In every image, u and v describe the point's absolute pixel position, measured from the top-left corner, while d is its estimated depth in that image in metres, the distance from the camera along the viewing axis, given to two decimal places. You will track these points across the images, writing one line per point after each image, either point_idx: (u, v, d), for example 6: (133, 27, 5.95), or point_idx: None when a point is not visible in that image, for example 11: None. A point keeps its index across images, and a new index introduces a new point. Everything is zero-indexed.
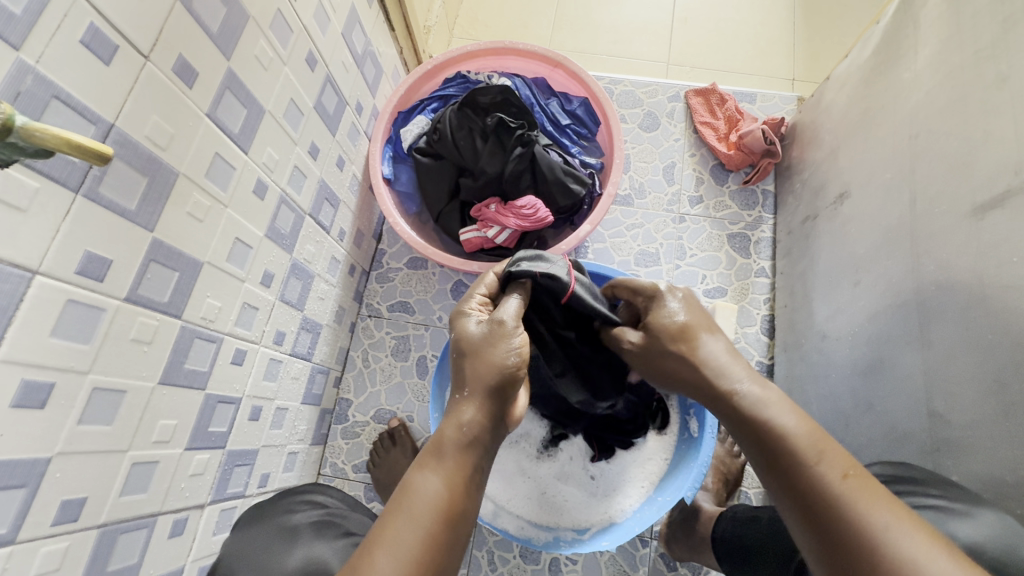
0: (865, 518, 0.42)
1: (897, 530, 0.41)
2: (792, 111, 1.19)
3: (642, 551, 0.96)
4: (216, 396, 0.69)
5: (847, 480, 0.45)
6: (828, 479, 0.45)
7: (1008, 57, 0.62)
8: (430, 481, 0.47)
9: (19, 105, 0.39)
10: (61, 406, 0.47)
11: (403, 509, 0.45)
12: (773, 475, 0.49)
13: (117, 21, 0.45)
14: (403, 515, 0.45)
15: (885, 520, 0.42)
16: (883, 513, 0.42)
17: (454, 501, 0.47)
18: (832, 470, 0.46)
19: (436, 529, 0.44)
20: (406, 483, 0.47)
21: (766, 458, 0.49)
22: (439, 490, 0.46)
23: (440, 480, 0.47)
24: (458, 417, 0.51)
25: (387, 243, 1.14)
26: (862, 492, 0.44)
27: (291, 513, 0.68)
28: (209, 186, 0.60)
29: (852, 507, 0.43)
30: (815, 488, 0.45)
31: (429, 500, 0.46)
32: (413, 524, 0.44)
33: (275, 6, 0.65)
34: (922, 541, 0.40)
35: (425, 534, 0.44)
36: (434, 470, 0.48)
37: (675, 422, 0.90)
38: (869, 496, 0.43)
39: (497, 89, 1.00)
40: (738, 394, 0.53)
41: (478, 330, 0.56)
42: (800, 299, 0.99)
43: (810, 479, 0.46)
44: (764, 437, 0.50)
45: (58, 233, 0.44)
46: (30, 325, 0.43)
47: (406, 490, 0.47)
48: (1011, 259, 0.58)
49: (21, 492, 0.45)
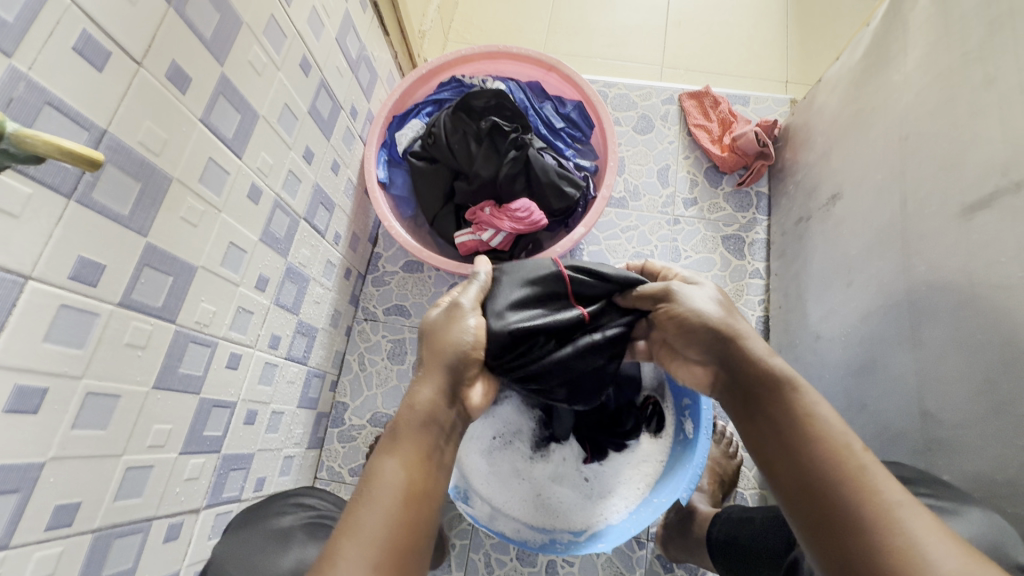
0: (881, 491, 0.42)
1: (908, 508, 0.41)
2: (785, 113, 1.20)
3: (638, 553, 0.96)
4: (210, 400, 0.69)
5: (867, 454, 0.45)
6: (851, 448, 0.45)
7: (995, 59, 0.62)
8: (391, 467, 0.48)
9: (12, 112, 0.40)
10: (55, 411, 0.48)
11: (368, 495, 0.46)
12: (787, 438, 0.48)
13: (110, 28, 0.45)
14: (369, 500, 0.45)
15: (899, 497, 0.42)
16: (897, 490, 0.42)
17: (416, 481, 0.48)
18: (857, 442, 0.46)
19: (399, 510, 0.45)
20: (370, 471, 0.48)
21: (781, 423, 0.49)
22: (398, 473, 0.47)
23: (400, 464, 0.48)
24: (412, 402, 0.53)
25: (383, 247, 1.15)
26: (878, 467, 0.44)
27: (283, 515, 0.68)
28: (203, 190, 0.60)
29: (868, 478, 0.43)
30: (838, 452, 0.45)
31: (392, 483, 0.47)
32: (377, 507, 0.45)
33: (268, 11, 0.65)
34: (929, 522, 0.41)
35: (390, 514, 0.45)
36: (393, 456, 0.49)
37: (670, 424, 0.91)
38: (885, 472, 0.44)
39: (491, 93, 1.01)
40: (771, 363, 0.53)
41: (435, 314, 0.63)
42: (794, 300, 1.00)
43: (831, 447, 0.46)
44: (793, 401, 0.50)
45: (51, 238, 0.44)
46: (23, 330, 0.44)
47: (368, 479, 0.47)
48: (1000, 259, 0.58)
49: (15, 497, 0.45)
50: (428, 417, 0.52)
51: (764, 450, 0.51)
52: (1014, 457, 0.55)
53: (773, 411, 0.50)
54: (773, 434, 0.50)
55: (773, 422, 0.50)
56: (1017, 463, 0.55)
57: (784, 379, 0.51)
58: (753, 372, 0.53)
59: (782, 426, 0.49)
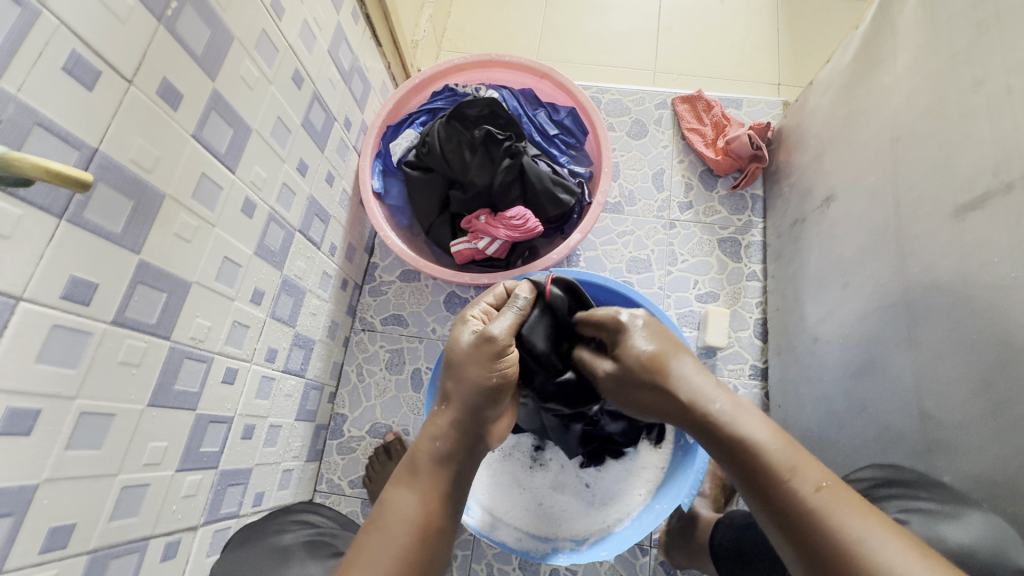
0: (841, 531, 0.43)
1: (874, 543, 0.41)
2: (777, 115, 1.20)
3: (642, 560, 0.95)
4: (207, 415, 0.69)
5: (819, 493, 0.45)
6: (801, 494, 0.46)
7: (983, 60, 0.62)
8: (404, 498, 0.50)
9: (1, 134, 0.40)
10: (49, 432, 0.47)
11: (377, 524, 0.48)
12: (749, 489, 0.49)
13: (98, 47, 0.45)
14: (378, 529, 0.48)
15: (862, 532, 0.42)
16: (858, 526, 0.43)
17: (427, 511, 0.49)
18: (806, 484, 0.46)
19: (407, 539, 0.47)
20: (383, 499, 0.51)
21: (739, 473, 0.50)
22: (409, 503, 0.49)
23: (411, 496, 0.50)
24: (434, 429, 0.54)
25: (380, 256, 1.14)
26: (835, 504, 0.44)
27: (282, 534, 0.68)
28: (196, 206, 0.60)
29: (829, 521, 0.43)
30: (793, 503, 0.46)
31: (403, 514, 0.49)
32: (387, 538, 0.47)
33: (260, 26, 0.65)
34: (900, 547, 0.41)
35: (396, 546, 0.47)
36: (408, 486, 0.51)
37: (671, 432, 0.89)
38: (842, 507, 0.44)
39: (484, 102, 1.01)
40: (713, 413, 0.53)
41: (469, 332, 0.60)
42: (791, 302, 1.00)
43: (784, 497, 0.46)
44: (738, 452, 0.50)
45: (43, 258, 0.44)
46: (15, 351, 0.43)
47: (383, 508, 0.50)
48: (993, 260, 0.58)
49: (8, 521, 0.45)
50: (445, 449, 0.53)
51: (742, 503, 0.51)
52: (1012, 458, 0.55)
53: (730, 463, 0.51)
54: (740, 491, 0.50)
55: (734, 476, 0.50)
56: (1017, 463, 0.55)
57: (730, 429, 0.51)
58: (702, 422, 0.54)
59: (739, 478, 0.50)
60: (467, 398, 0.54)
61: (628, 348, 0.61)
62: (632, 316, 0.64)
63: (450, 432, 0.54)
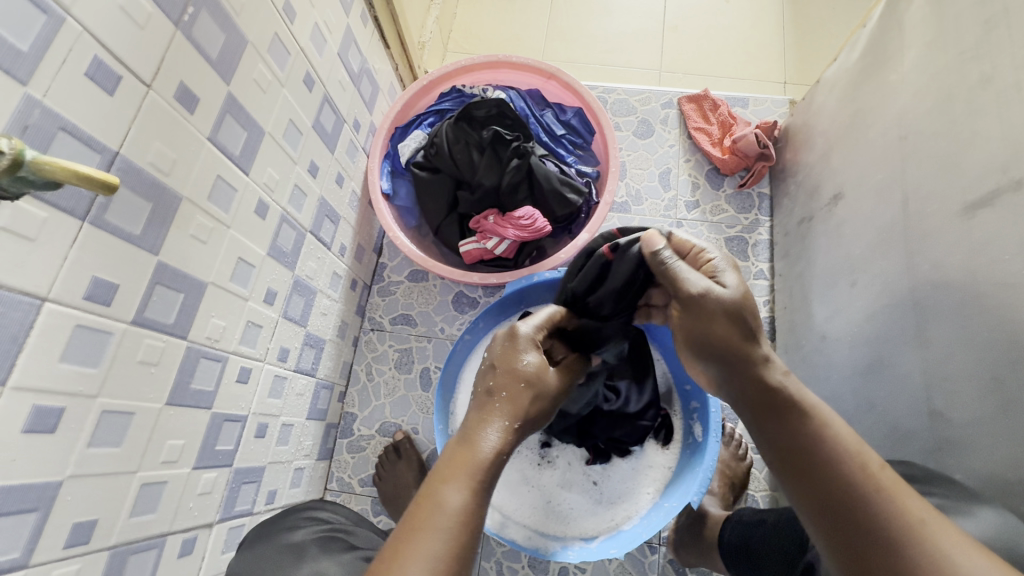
0: (903, 509, 0.45)
1: (933, 523, 0.44)
2: (784, 114, 1.20)
3: (650, 558, 0.96)
4: (222, 414, 0.70)
5: (883, 473, 0.47)
6: (870, 470, 0.47)
7: (990, 58, 0.63)
8: (459, 495, 0.49)
9: (27, 139, 0.40)
10: (72, 429, 0.48)
11: (431, 523, 0.47)
12: (806, 455, 0.49)
13: (120, 52, 0.46)
14: (434, 528, 0.46)
15: (923, 512, 0.45)
16: (918, 507, 0.45)
17: (475, 516, 0.49)
18: (871, 461, 0.48)
19: (462, 542, 0.46)
20: (432, 495, 0.49)
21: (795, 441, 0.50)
22: (466, 505, 0.48)
23: (469, 495, 0.49)
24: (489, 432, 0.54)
25: (388, 257, 1.15)
26: (895, 484, 0.47)
27: (295, 530, 0.69)
28: (211, 208, 0.61)
29: (892, 497, 0.46)
30: (859, 476, 0.47)
31: (458, 516, 0.47)
32: (443, 536, 0.46)
33: (273, 30, 0.66)
34: (953, 532, 0.44)
35: (454, 545, 0.46)
36: (462, 485, 0.49)
37: (679, 431, 0.91)
38: (902, 489, 0.46)
39: (492, 103, 1.01)
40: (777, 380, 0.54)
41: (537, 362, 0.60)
42: (799, 301, 1.00)
43: (851, 468, 0.47)
44: (802, 425, 0.51)
45: (66, 260, 0.45)
46: (40, 351, 0.44)
47: (438, 505, 0.48)
48: (1002, 256, 0.59)
49: (34, 516, 0.46)
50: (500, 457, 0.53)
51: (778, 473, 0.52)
52: (1022, 454, 0.56)
53: (786, 432, 0.51)
54: (785, 461, 0.51)
55: (787, 445, 0.51)
56: None
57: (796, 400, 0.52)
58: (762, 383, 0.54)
59: (794, 446, 0.50)
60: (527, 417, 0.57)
61: (722, 287, 0.58)
62: (731, 259, 0.62)
63: (509, 444, 0.55)
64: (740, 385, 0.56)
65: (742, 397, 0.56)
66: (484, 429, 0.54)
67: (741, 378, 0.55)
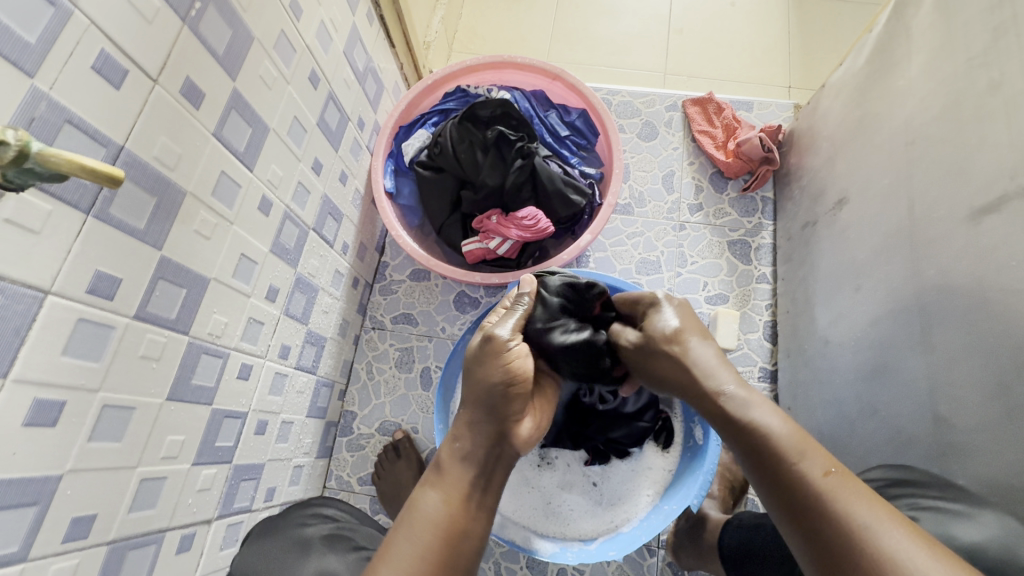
0: (844, 514, 0.44)
1: (877, 527, 0.43)
2: (788, 118, 1.20)
3: (649, 561, 0.96)
4: (222, 411, 0.70)
5: (827, 479, 0.47)
6: (809, 479, 0.48)
7: (1000, 64, 0.63)
8: (431, 501, 0.54)
9: (34, 131, 0.40)
10: (73, 424, 0.48)
11: (405, 528, 0.52)
12: (762, 478, 0.51)
13: (127, 46, 0.46)
14: (403, 533, 0.51)
15: (865, 516, 0.44)
16: (863, 509, 0.44)
17: (449, 517, 0.52)
18: (815, 469, 0.48)
19: (428, 541, 0.50)
20: (412, 504, 0.54)
21: (755, 463, 0.52)
22: (435, 508, 0.53)
23: (436, 499, 0.53)
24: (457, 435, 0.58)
25: (390, 255, 1.15)
26: (840, 490, 0.46)
27: (306, 526, 0.69)
28: (215, 203, 0.61)
29: (835, 504, 0.45)
30: (800, 486, 0.48)
31: (429, 518, 0.52)
32: (410, 538, 0.51)
33: (279, 27, 0.66)
34: (903, 536, 0.42)
35: (421, 545, 0.50)
36: (433, 491, 0.54)
37: (679, 433, 0.91)
38: (849, 495, 0.46)
39: (497, 103, 1.01)
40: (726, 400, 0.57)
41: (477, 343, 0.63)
42: (801, 305, 1.00)
43: (793, 477, 0.49)
44: (749, 440, 0.53)
45: (70, 253, 0.45)
46: (41, 345, 0.44)
47: (412, 512, 0.53)
48: (1010, 263, 0.58)
49: (33, 510, 0.46)
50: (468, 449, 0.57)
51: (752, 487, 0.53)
52: None
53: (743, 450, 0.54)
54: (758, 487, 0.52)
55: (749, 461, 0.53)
56: None
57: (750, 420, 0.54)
58: (719, 411, 0.57)
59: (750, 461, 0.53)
60: (478, 398, 0.59)
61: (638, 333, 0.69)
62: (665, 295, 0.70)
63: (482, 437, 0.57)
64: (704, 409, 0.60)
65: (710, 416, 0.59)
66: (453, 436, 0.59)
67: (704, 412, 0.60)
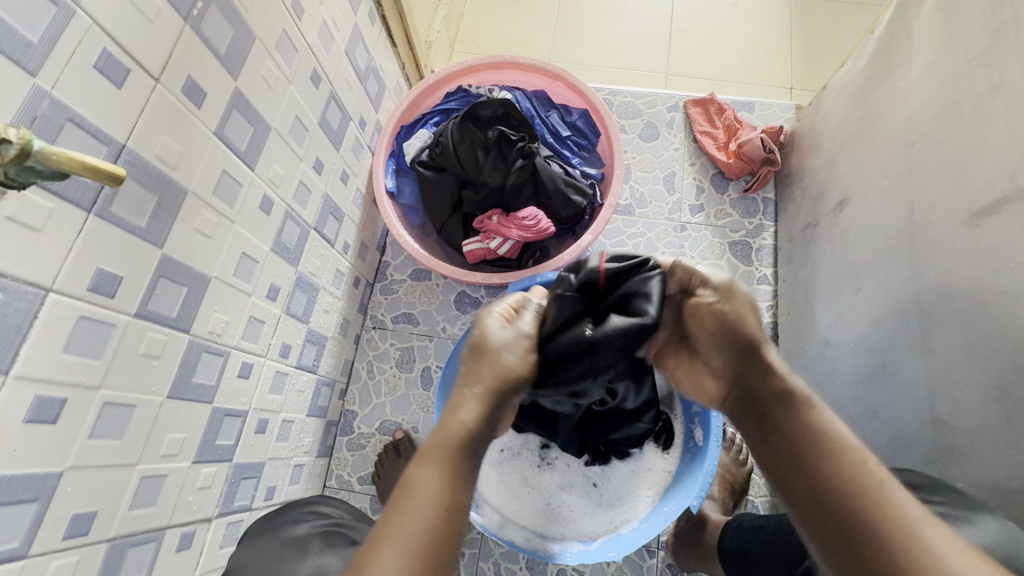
0: (899, 505, 0.44)
1: (928, 523, 0.43)
2: (790, 119, 1.20)
3: (649, 562, 0.96)
4: (223, 409, 0.70)
5: (884, 471, 0.47)
6: (870, 465, 0.48)
7: (1000, 65, 0.63)
8: (433, 477, 0.49)
9: (36, 130, 0.41)
10: (73, 421, 0.48)
11: (409, 501, 0.47)
12: (806, 456, 0.50)
13: (129, 45, 0.46)
14: (410, 506, 0.47)
15: (917, 511, 0.44)
16: (915, 506, 0.45)
17: (454, 494, 0.49)
18: (874, 460, 0.48)
19: (439, 517, 0.47)
20: (409, 477, 0.50)
21: (804, 439, 0.51)
22: (441, 484, 0.49)
23: (441, 474, 0.50)
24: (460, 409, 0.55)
25: (391, 255, 1.15)
26: (895, 484, 0.46)
27: (300, 523, 0.69)
28: (216, 202, 0.61)
29: (888, 494, 0.45)
30: (856, 470, 0.48)
31: (435, 492, 0.48)
32: (421, 513, 0.47)
33: (281, 26, 0.66)
34: (948, 537, 0.43)
35: (431, 519, 0.47)
36: (435, 466, 0.50)
37: (680, 435, 0.91)
38: (903, 490, 0.46)
39: (498, 103, 1.02)
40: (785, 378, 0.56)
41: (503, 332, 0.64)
42: (802, 307, 1.00)
43: (852, 460, 0.48)
44: (804, 419, 0.52)
45: (72, 251, 0.45)
46: (42, 342, 0.44)
47: (414, 485, 0.48)
48: (1010, 264, 0.58)
49: (34, 507, 0.46)
50: (474, 425, 0.54)
51: (776, 464, 0.53)
52: None
53: (790, 425, 0.53)
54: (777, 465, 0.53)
55: (791, 437, 0.52)
56: None
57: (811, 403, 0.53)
58: (769, 389, 0.56)
59: (796, 436, 0.52)
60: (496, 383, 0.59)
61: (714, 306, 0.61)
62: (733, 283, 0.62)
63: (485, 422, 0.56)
64: (747, 386, 0.58)
65: (754, 393, 0.57)
66: (456, 411, 0.55)
67: (750, 390, 0.58)
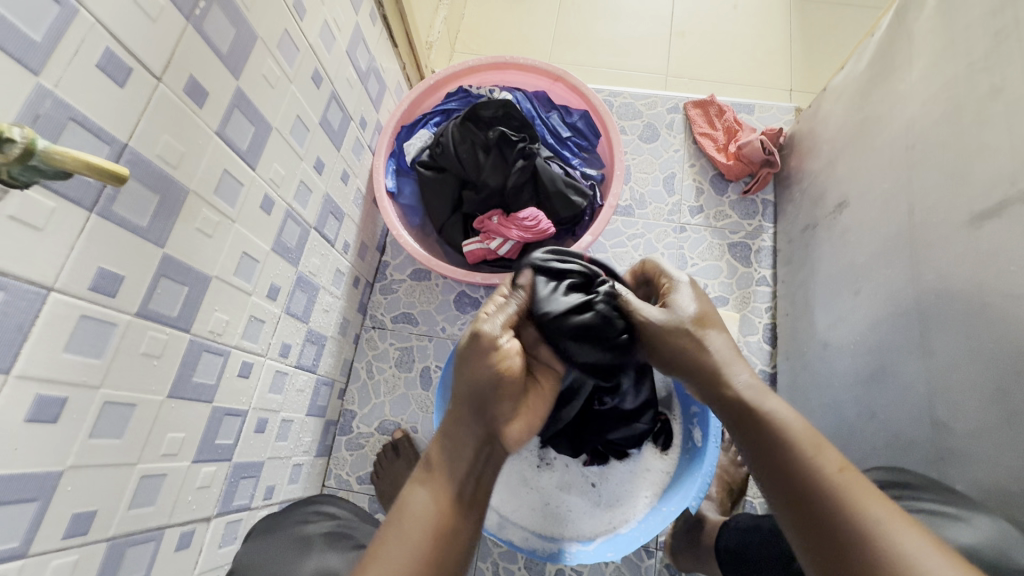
0: (861, 512, 0.44)
1: (890, 526, 0.43)
2: (789, 121, 1.20)
3: (647, 562, 0.96)
4: (223, 409, 0.70)
5: (841, 474, 0.47)
6: (824, 472, 0.47)
7: (1001, 69, 0.63)
8: (421, 499, 0.50)
9: (38, 129, 0.41)
10: (74, 420, 0.48)
11: (397, 527, 0.48)
12: (769, 470, 0.50)
13: (131, 44, 0.46)
14: (396, 531, 0.48)
15: (878, 514, 0.44)
16: (876, 508, 0.44)
17: (438, 518, 0.49)
18: (830, 464, 0.48)
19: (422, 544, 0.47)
20: (401, 501, 0.51)
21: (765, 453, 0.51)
22: (426, 506, 0.49)
23: (427, 496, 0.50)
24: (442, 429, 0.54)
25: (391, 255, 1.15)
26: (853, 487, 0.46)
27: (307, 524, 0.69)
28: (218, 202, 0.61)
29: (848, 499, 0.45)
30: (815, 479, 0.47)
31: (420, 515, 0.49)
32: (404, 539, 0.47)
33: (282, 26, 0.66)
34: (916, 537, 0.42)
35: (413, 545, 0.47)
36: (423, 487, 0.51)
37: (679, 435, 0.91)
38: (862, 493, 0.45)
39: (499, 103, 1.02)
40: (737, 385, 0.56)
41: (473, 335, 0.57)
42: (801, 308, 1.00)
43: (808, 469, 0.48)
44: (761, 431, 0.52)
45: (74, 250, 0.45)
46: (44, 341, 0.44)
47: (401, 510, 0.50)
48: (1010, 268, 0.59)
49: (33, 506, 0.46)
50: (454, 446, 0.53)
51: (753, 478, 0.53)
52: None
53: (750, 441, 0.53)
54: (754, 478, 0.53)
55: (756, 453, 0.52)
56: None
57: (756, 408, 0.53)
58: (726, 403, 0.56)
59: (757, 451, 0.52)
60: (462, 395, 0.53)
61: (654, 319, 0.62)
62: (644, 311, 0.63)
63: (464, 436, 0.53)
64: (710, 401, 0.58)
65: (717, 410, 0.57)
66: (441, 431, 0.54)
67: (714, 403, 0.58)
